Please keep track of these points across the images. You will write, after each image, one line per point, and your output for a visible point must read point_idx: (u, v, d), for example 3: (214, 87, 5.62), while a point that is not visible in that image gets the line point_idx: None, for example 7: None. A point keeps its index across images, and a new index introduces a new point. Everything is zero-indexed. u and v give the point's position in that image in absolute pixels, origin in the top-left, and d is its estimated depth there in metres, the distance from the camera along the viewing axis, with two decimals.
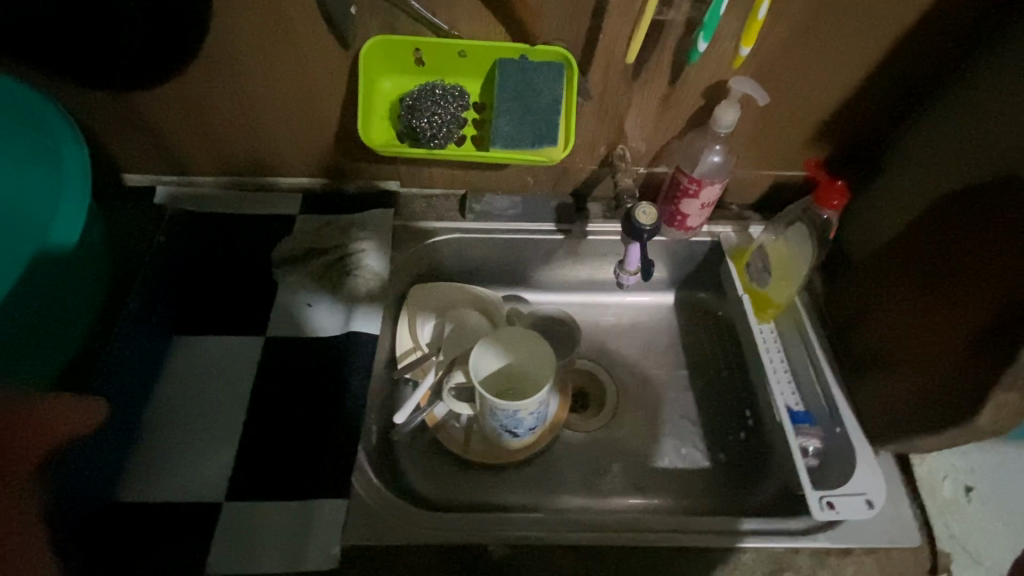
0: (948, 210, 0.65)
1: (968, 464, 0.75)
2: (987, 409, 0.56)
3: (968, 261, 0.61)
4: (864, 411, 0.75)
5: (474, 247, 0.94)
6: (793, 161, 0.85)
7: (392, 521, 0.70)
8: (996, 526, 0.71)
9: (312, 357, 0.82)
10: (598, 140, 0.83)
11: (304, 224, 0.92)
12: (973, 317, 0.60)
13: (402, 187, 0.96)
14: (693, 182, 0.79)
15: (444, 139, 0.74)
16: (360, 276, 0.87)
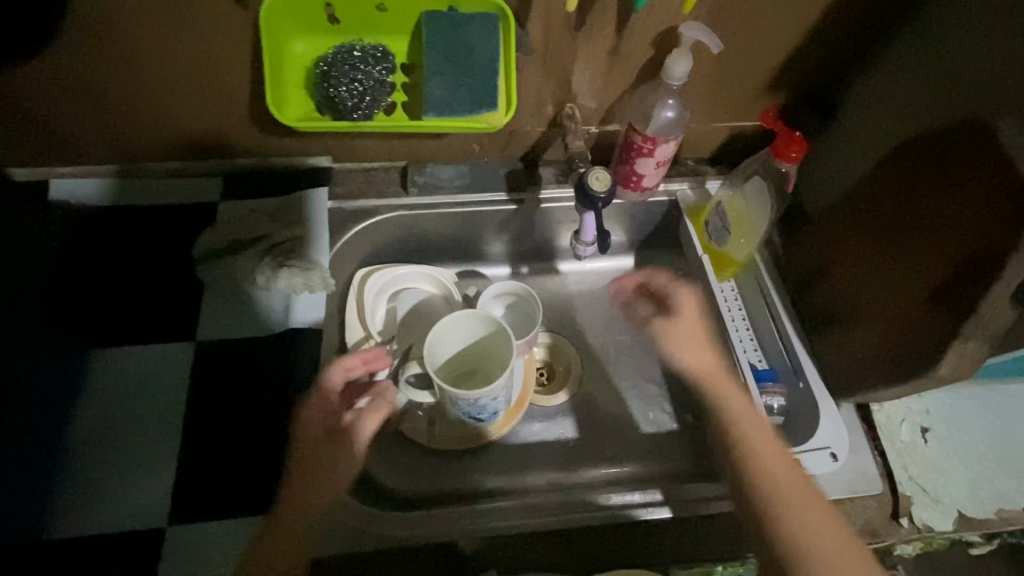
0: (905, 158, 0.63)
1: (924, 407, 0.77)
2: (948, 360, 0.57)
3: (925, 212, 0.60)
4: (825, 365, 0.75)
5: (421, 223, 0.87)
6: (748, 110, 0.81)
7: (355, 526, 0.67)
8: (951, 464, 0.73)
9: (251, 359, 0.75)
10: (544, 99, 0.77)
11: (228, 212, 0.83)
12: (931, 269, 0.59)
13: (336, 162, 0.87)
14: (647, 140, 0.74)
15: (369, 109, 0.66)
16: (294, 266, 0.79)
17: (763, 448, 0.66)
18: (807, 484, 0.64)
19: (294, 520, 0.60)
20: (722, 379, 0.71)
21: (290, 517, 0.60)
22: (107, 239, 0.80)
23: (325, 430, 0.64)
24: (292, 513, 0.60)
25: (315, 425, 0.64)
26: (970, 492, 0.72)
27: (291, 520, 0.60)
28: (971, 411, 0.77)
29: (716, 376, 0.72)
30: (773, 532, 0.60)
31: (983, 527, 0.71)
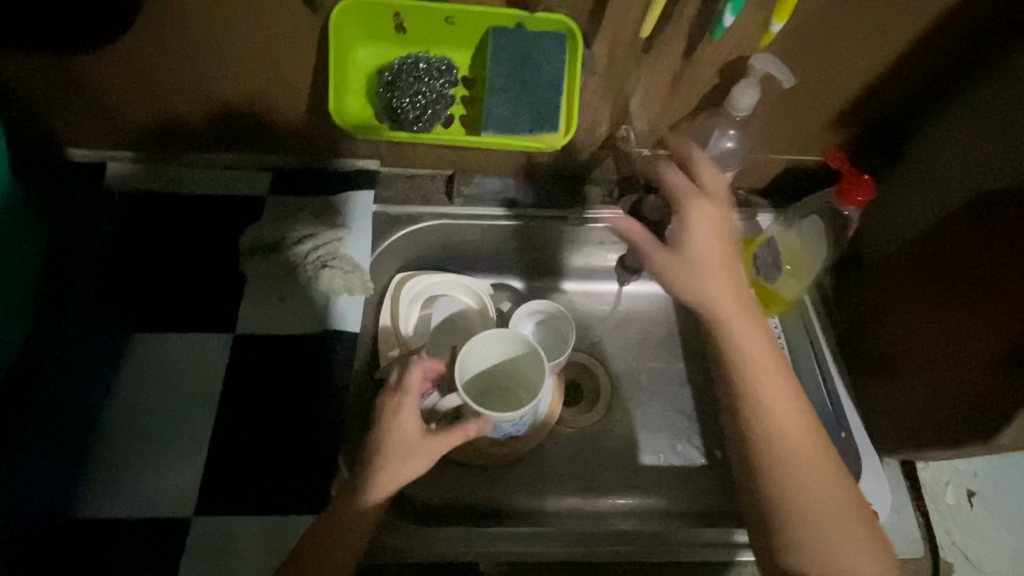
0: (979, 212, 0.60)
1: (973, 470, 0.73)
2: (1012, 430, 0.54)
3: (999, 272, 0.56)
4: (870, 417, 0.72)
5: (464, 233, 0.87)
6: (809, 145, 0.78)
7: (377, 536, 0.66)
8: (996, 532, 0.70)
9: (286, 356, 0.76)
10: (600, 120, 0.76)
11: (275, 207, 0.84)
12: (999, 333, 0.55)
13: (383, 166, 0.87)
14: (702, 168, 0.71)
15: (429, 121, 0.66)
16: (336, 267, 0.79)
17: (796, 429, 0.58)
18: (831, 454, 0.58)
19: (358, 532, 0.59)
20: (771, 361, 0.60)
21: (356, 522, 0.59)
22: (157, 225, 0.82)
23: (410, 446, 0.61)
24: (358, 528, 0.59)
25: (399, 447, 0.61)
26: (1015, 565, 0.69)
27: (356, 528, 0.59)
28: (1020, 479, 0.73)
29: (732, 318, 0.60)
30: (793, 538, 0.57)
31: None
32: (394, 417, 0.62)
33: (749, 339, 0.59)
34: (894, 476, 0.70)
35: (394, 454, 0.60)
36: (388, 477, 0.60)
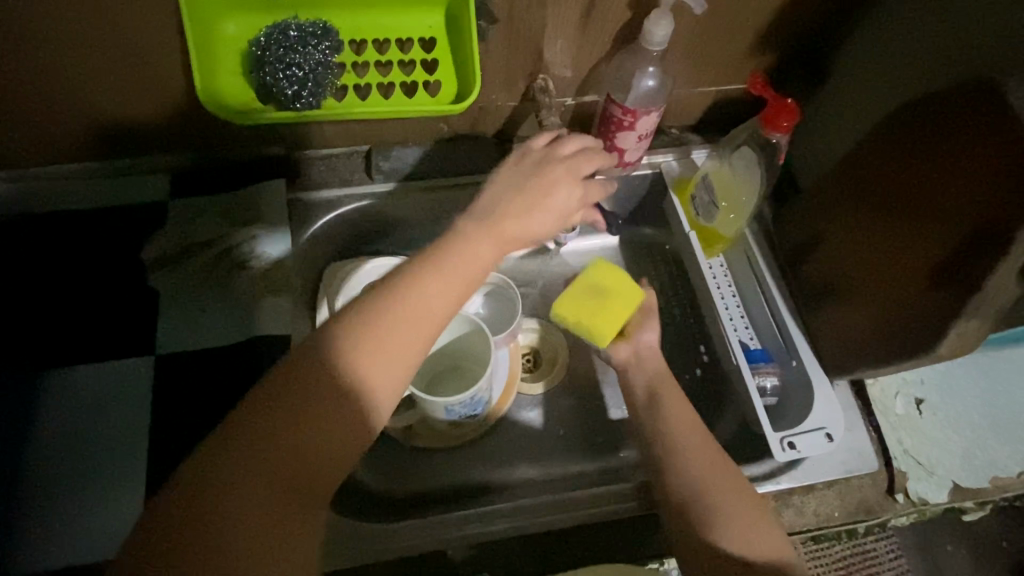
0: (907, 122, 0.58)
1: (918, 378, 0.74)
2: (949, 339, 0.54)
3: (928, 181, 0.55)
4: (819, 342, 0.72)
5: (390, 212, 0.81)
6: (735, 74, 0.75)
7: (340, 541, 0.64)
8: (945, 434, 0.72)
9: (213, 370, 0.70)
10: (516, 72, 0.70)
11: (177, 211, 0.76)
12: (933, 244, 0.55)
13: (292, 150, 0.80)
14: (626, 113, 0.69)
15: (314, 98, 0.59)
16: (262, 270, 0.75)
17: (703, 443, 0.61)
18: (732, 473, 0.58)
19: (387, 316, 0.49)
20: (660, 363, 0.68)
21: (378, 329, 0.49)
22: (48, 248, 0.74)
23: (467, 270, 0.54)
24: (393, 332, 0.49)
25: (457, 273, 0.53)
26: (964, 462, 0.71)
27: (373, 349, 0.49)
28: (964, 380, 0.75)
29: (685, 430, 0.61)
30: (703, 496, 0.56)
31: (977, 496, 0.70)
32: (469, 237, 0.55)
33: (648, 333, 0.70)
34: (845, 396, 0.72)
35: (447, 271, 0.53)
36: (419, 303, 0.51)
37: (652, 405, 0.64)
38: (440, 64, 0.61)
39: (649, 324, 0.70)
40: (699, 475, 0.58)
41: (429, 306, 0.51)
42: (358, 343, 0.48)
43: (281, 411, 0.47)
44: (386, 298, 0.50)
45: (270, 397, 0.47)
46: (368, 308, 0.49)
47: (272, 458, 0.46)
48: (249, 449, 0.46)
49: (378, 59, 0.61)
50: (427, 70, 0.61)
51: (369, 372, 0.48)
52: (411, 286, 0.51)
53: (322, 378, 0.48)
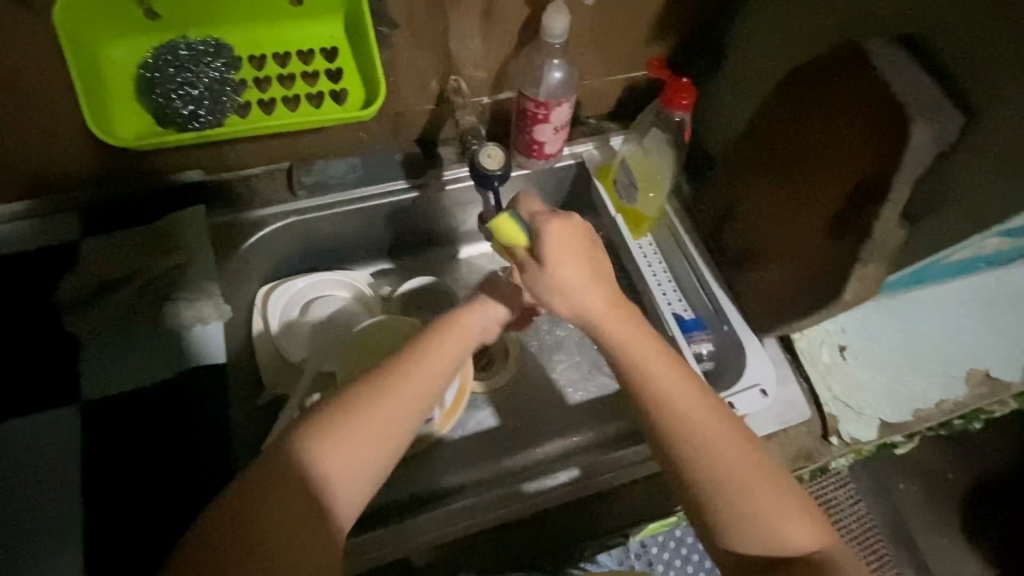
0: (791, 89, 0.62)
1: (842, 326, 0.79)
2: (851, 286, 0.58)
3: (818, 142, 0.60)
4: (745, 305, 0.76)
5: (320, 227, 0.80)
6: (640, 60, 0.78)
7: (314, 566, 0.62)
8: (870, 376, 0.77)
9: (145, 409, 0.67)
10: (426, 75, 0.71)
11: (89, 251, 0.72)
12: (829, 198, 0.59)
13: (209, 175, 0.78)
14: (540, 105, 0.71)
15: (214, 115, 0.58)
16: (186, 300, 0.71)
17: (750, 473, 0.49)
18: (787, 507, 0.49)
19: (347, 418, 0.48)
20: (620, 310, 0.54)
21: (336, 440, 0.47)
22: None
23: (436, 364, 0.53)
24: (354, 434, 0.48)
25: (424, 372, 0.52)
26: (888, 399, 0.76)
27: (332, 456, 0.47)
28: (881, 326, 0.80)
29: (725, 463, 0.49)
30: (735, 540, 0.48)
31: (903, 429, 0.75)
32: (435, 336, 0.55)
33: (564, 271, 0.53)
34: (775, 352, 0.77)
35: (416, 369, 0.52)
36: (379, 414, 0.49)
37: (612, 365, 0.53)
38: (345, 72, 0.61)
39: (555, 282, 0.54)
40: (706, 463, 0.49)
41: (394, 407, 0.49)
42: (318, 450, 0.47)
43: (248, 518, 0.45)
44: (340, 402, 0.49)
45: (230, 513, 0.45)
46: (321, 418, 0.48)
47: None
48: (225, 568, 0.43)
49: (280, 72, 0.60)
50: (331, 79, 0.61)
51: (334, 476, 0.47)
52: (367, 391, 0.49)
53: (279, 489, 0.46)
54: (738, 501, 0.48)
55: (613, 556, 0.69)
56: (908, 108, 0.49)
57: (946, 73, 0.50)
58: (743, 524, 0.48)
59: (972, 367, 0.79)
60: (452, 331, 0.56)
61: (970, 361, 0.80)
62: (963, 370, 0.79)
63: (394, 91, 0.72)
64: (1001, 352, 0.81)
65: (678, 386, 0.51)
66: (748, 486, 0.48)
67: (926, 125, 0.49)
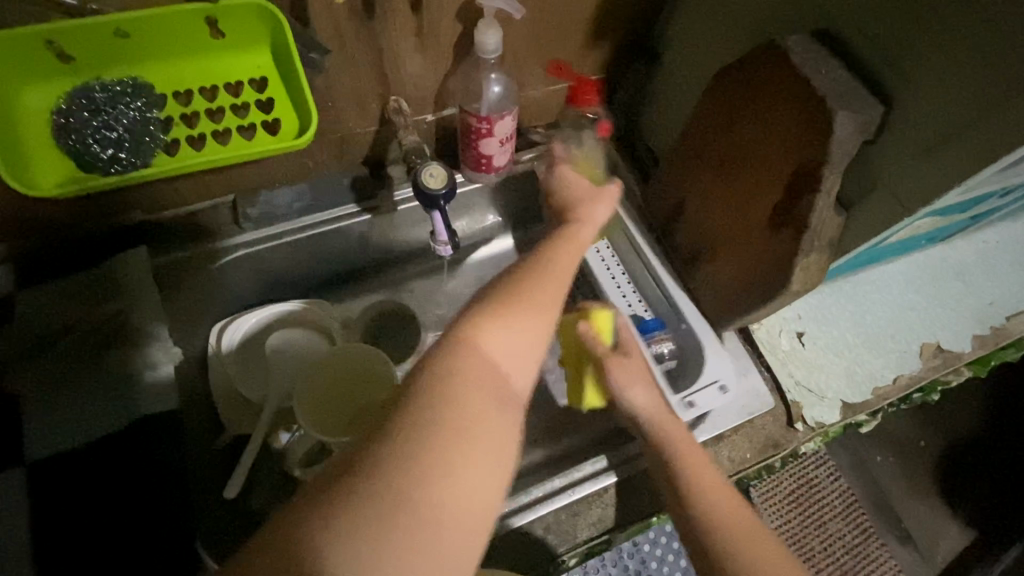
0: (720, 89, 0.64)
1: (798, 313, 0.81)
2: (796, 276, 0.59)
3: (750, 139, 0.61)
4: (701, 300, 0.77)
5: (271, 257, 0.79)
6: (580, 67, 0.79)
7: None
8: (828, 359, 0.79)
9: (93, 465, 0.64)
10: (365, 97, 0.70)
11: (25, 304, 0.69)
12: (767, 193, 0.61)
13: (149, 214, 0.75)
14: (482, 120, 0.71)
15: (139, 155, 0.56)
16: (133, 346, 0.69)
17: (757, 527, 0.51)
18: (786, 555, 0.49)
19: (499, 314, 0.43)
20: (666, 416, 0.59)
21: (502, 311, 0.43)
22: None
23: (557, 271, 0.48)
24: (528, 323, 0.43)
25: (541, 292, 0.45)
26: (848, 381, 0.78)
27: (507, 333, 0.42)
28: (835, 309, 0.82)
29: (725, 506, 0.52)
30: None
31: (865, 409, 0.77)
32: (545, 258, 0.49)
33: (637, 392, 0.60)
34: (734, 344, 0.78)
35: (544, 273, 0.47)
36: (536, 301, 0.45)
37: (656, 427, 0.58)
38: (276, 101, 0.60)
39: (630, 384, 0.60)
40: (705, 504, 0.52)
41: (540, 310, 0.44)
42: (492, 334, 0.41)
43: (456, 375, 0.39)
44: (492, 301, 0.44)
45: (483, 353, 0.41)
46: (499, 308, 0.43)
47: (403, 486, 0.34)
48: (447, 393, 0.37)
49: (208, 106, 0.58)
50: (262, 110, 0.60)
51: (472, 379, 0.39)
52: (484, 313, 0.42)
53: (458, 377, 0.38)
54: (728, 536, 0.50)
55: (604, 560, 0.68)
56: (828, 100, 0.51)
57: (861, 65, 0.52)
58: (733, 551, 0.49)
59: (925, 342, 0.82)
60: (554, 254, 0.50)
61: (923, 335, 0.82)
62: (916, 345, 0.82)
63: (334, 115, 0.71)
64: (951, 324, 0.84)
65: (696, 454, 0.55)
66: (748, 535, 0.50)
67: (848, 116, 0.50)
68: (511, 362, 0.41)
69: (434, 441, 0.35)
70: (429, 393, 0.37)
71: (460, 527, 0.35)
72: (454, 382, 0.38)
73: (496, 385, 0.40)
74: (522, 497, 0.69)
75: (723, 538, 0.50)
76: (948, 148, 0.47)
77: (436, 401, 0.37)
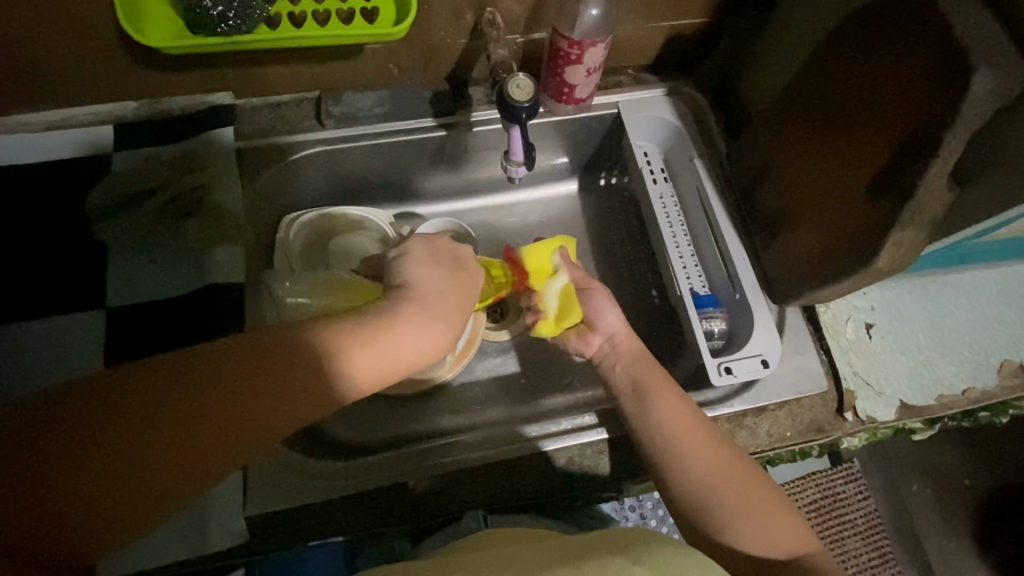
0: (844, 38, 0.59)
1: (870, 303, 0.76)
2: (886, 251, 0.56)
3: (868, 96, 0.56)
4: (768, 272, 0.73)
5: (343, 159, 0.80)
6: (687, 6, 0.75)
7: (323, 484, 0.64)
8: (896, 356, 0.74)
9: (166, 319, 0.68)
10: (463, 5, 0.69)
11: (121, 162, 0.73)
12: (871, 158, 0.56)
13: (240, 98, 0.77)
14: (574, 45, 0.68)
15: (241, 21, 0.56)
16: (208, 218, 0.72)
17: (727, 464, 0.56)
18: (765, 491, 0.55)
19: (218, 411, 0.41)
20: (633, 345, 0.66)
21: (306, 359, 0.43)
22: None
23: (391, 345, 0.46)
24: (190, 444, 0.40)
25: (349, 358, 0.44)
26: (912, 382, 0.73)
27: (288, 378, 0.43)
28: (914, 308, 0.76)
29: (685, 433, 0.58)
30: (697, 498, 0.55)
31: (923, 414, 0.72)
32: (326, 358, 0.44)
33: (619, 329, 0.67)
34: (796, 322, 0.74)
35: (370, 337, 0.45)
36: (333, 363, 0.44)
37: (636, 395, 0.62)
38: None
39: (606, 308, 0.69)
40: (680, 457, 0.57)
41: (245, 423, 0.42)
42: (248, 376, 0.42)
43: (86, 427, 0.39)
44: (198, 380, 0.41)
45: (115, 447, 0.39)
46: (196, 418, 0.41)
47: (91, 442, 0.39)
48: (37, 450, 0.38)
49: None
50: None
51: (225, 403, 0.41)
52: (265, 360, 0.43)
53: (214, 393, 0.41)
54: (704, 491, 0.55)
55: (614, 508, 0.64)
56: (970, 54, 0.46)
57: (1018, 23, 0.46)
58: (691, 489, 0.55)
59: (1006, 358, 0.76)
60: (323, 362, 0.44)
61: (1005, 351, 0.76)
62: (996, 360, 0.75)
63: (428, 20, 0.70)
64: None
65: (665, 394, 0.61)
66: (726, 479, 0.55)
67: (989, 74, 0.45)
68: (231, 422, 0.41)
69: (38, 460, 0.38)
70: (45, 425, 0.38)
71: (90, 534, 0.39)
72: (69, 457, 0.38)
73: (139, 487, 0.39)
74: (551, 426, 0.69)
75: (687, 478, 0.56)
76: None
77: (34, 417, 0.39)
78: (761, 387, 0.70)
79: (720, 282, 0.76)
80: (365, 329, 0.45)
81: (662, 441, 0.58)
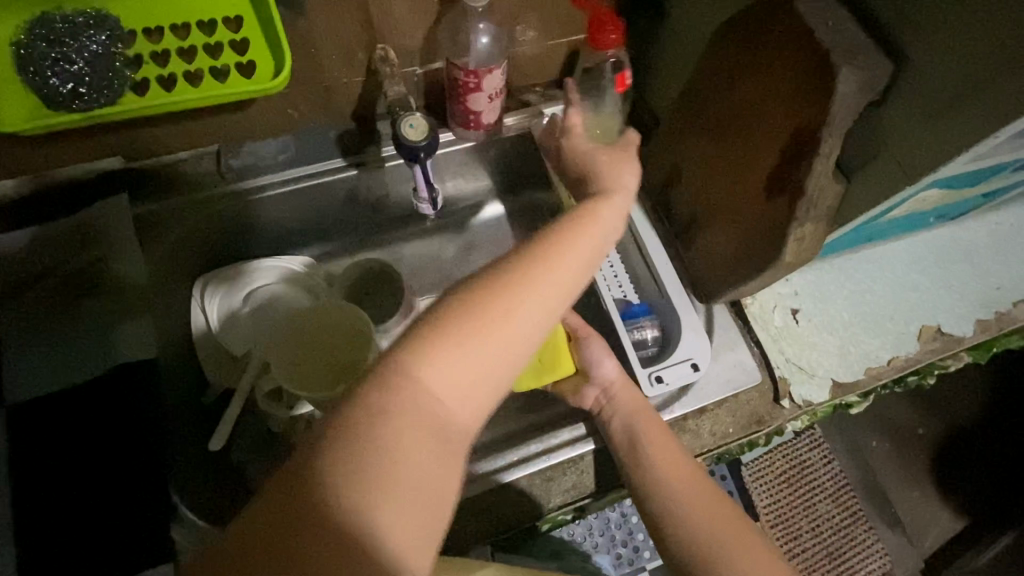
0: (724, 43, 0.60)
1: (794, 289, 0.78)
2: (791, 246, 0.57)
3: (753, 97, 0.58)
4: (693, 272, 0.74)
5: (253, 211, 0.77)
6: (580, 22, 0.75)
7: None
8: (824, 337, 0.77)
9: (64, 414, 0.60)
10: (351, 45, 0.67)
11: (6, 247, 0.68)
12: (766, 156, 0.58)
13: (131, 162, 0.73)
14: (470, 73, 0.68)
15: (99, 93, 0.56)
16: (112, 293, 0.68)
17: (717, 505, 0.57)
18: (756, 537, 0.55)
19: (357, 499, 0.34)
20: (631, 393, 0.66)
21: (420, 387, 0.36)
22: None
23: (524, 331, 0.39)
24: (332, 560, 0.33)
25: (484, 365, 0.37)
26: (841, 360, 0.76)
27: (414, 420, 0.36)
28: (835, 287, 0.79)
29: (673, 475, 0.59)
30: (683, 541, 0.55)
31: (856, 389, 0.75)
32: (432, 381, 0.36)
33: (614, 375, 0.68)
34: (725, 318, 0.76)
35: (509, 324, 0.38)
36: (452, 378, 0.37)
37: (633, 448, 0.62)
38: (250, 42, 0.59)
39: (603, 356, 0.69)
40: (667, 495, 0.58)
41: (408, 494, 0.35)
42: (359, 443, 0.34)
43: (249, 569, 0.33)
44: (306, 487, 0.34)
45: None
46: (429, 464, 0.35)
47: None
48: None
49: (179, 45, 0.58)
50: (235, 51, 0.59)
51: (392, 462, 0.35)
52: (369, 417, 0.35)
53: (399, 440, 0.35)
54: (705, 541, 0.54)
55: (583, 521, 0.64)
56: (831, 55, 0.48)
57: (874, 22, 0.48)
58: (680, 532, 0.56)
59: (924, 324, 0.79)
60: (424, 382, 0.36)
61: (922, 317, 0.79)
62: (916, 326, 0.79)
63: (319, 62, 0.68)
64: (954, 305, 0.81)
65: (656, 433, 0.63)
66: (712, 520, 0.56)
67: (852, 73, 0.47)
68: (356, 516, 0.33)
69: None
70: None
71: None
72: None
73: None
74: (497, 460, 0.68)
75: (676, 519, 0.57)
76: (955, 115, 0.45)
77: None
78: (698, 387, 0.71)
79: (646, 289, 0.78)
80: (474, 334, 0.37)
81: (650, 482, 0.60)
